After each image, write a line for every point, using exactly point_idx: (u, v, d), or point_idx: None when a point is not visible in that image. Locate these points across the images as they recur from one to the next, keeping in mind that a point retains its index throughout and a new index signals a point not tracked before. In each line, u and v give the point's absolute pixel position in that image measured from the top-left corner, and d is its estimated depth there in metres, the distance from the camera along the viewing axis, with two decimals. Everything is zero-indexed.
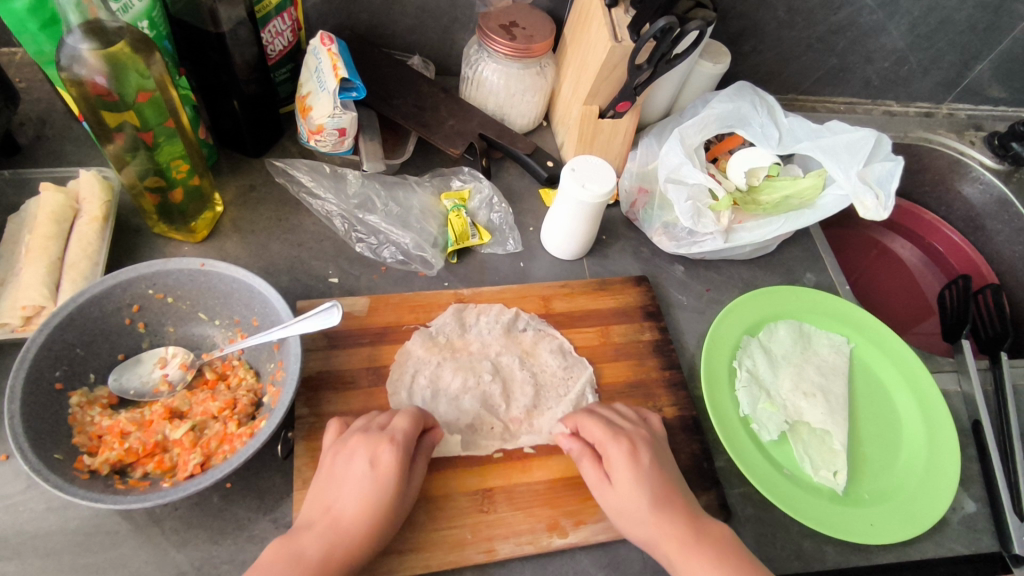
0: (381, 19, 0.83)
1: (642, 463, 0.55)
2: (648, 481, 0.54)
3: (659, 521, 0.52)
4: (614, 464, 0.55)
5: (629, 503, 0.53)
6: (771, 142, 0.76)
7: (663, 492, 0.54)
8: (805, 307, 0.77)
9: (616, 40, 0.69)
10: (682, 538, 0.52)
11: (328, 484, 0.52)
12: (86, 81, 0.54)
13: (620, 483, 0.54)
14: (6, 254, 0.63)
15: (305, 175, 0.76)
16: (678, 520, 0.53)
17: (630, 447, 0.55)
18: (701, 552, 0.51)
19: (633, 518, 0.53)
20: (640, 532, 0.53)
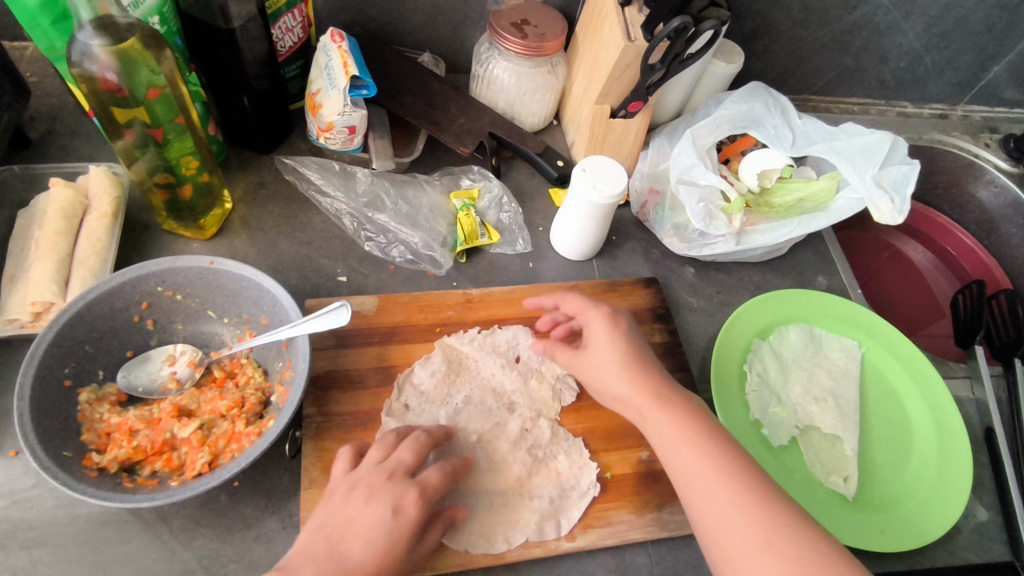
0: (392, 16, 0.83)
1: (620, 326, 0.60)
2: (620, 341, 0.59)
3: (637, 380, 0.57)
4: (591, 328, 0.61)
5: (602, 360, 0.58)
6: (785, 143, 0.75)
7: (635, 354, 0.59)
8: (817, 310, 0.77)
9: (630, 40, 0.68)
10: (658, 398, 0.56)
11: (334, 515, 0.48)
12: (97, 78, 0.53)
13: (598, 344, 0.59)
14: (17, 249, 0.63)
15: (315, 172, 0.76)
16: (654, 379, 0.57)
17: (611, 314, 0.61)
18: (676, 409, 0.55)
19: (613, 371, 0.58)
20: (616, 387, 0.57)
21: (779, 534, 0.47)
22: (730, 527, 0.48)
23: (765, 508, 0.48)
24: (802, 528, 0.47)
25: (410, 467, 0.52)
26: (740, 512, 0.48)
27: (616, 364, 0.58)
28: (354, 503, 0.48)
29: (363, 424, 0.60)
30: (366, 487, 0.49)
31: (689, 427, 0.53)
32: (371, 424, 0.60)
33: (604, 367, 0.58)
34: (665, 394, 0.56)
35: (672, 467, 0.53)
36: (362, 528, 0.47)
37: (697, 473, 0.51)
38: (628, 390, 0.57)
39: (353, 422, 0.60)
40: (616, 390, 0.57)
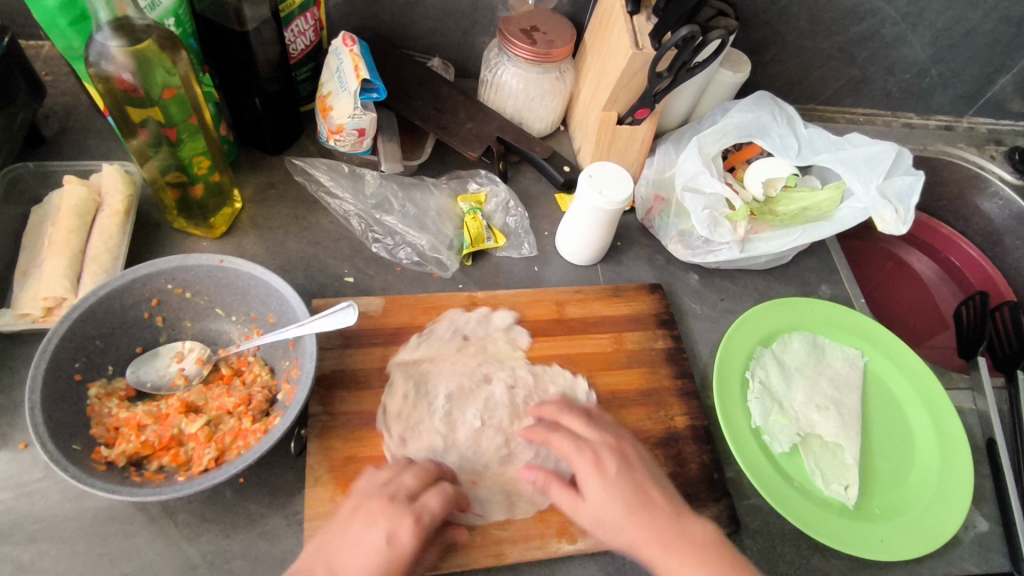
0: (402, 20, 0.84)
1: (609, 475, 0.54)
2: (622, 489, 0.53)
3: (641, 522, 0.52)
4: (585, 480, 0.54)
5: (603, 515, 0.52)
6: (790, 151, 0.76)
7: (637, 495, 0.53)
8: (819, 319, 0.77)
9: (638, 47, 0.69)
10: (665, 540, 0.51)
11: (334, 542, 0.49)
12: (113, 78, 0.54)
13: (592, 489, 0.53)
14: (30, 245, 0.64)
15: (324, 174, 0.77)
16: (646, 501, 0.53)
17: (596, 459, 0.55)
18: (696, 552, 0.50)
19: (625, 532, 0.51)
20: (622, 523, 0.52)
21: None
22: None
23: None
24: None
25: (411, 492, 0.52)
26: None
27: (628, 518, 0.52)
28: (354, 530, 0.49)
29: (368, 423, 0.61)
30: (366, 513, 0.50)
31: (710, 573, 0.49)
32: (376, 423, 0.61)
33: (602, 505, 0.53)
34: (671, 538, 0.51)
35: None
36: (356, 557, 0.47)
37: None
38: (620, 521, 0.52)
39: (359, 421, 0.61)
40: (611, 520, 0.52)
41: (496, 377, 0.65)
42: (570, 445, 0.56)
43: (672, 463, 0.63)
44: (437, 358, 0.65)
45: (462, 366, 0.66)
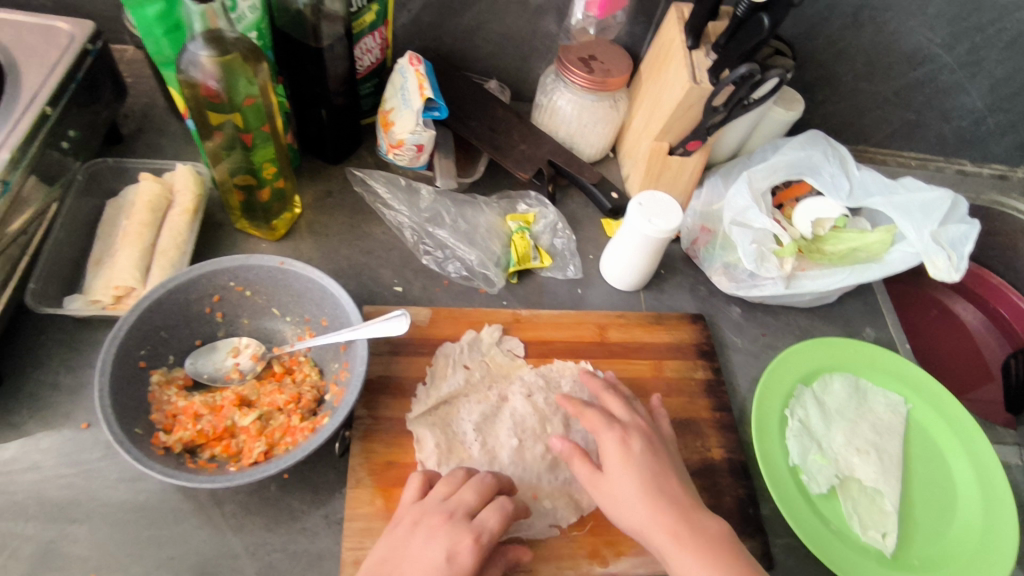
0: (464, 43, 0.87)
1: (633, 452, 0.57)
2: (642, 470, 0.56)
3: (656, 497, 0.54)
4: (606, 455, 0.57)
5: (621, 493, 0.55)
6: (841, 193, 0.76)
7: (654, 479, 0.55)
8: (862, 362, 0.76)
9: (695, 82, 0.70)
10: (675, 531, 0.52)
11: (396, 552, 0.51)
12: (200, 84, 0.58)
13: (618, 470, 0.56)
14: (105, 236, 0.68)
15: (382, 186, 0.80)
16: (658, 481, 0.55)
17: (623, 436, 0.58)
18: (699, 539, 0.52)
19: (641, 511, 0.54)
20: (638, 501, 0.54)
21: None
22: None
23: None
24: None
25: (471, 508, 0.52)
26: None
27: (648, 492, 0.54)
28: (414, 542, 0.50)
29: (409, 430, 0.62)
30: (426, 526, 0.51)
31: (711, 561, 0.51)
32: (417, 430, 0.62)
33: (624, 483, 0.55)
34: (678, 519, 0.53)
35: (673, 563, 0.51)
36: (415, 570, 0.49)
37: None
38: (631, 497, 0.54)
39: (402, 427, 0.62)
40: (627, 492, 0.55)
41: (536, 395, 0.66)
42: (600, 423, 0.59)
43: (706, 494, 0.63)
44: (480, 374, 0.67)
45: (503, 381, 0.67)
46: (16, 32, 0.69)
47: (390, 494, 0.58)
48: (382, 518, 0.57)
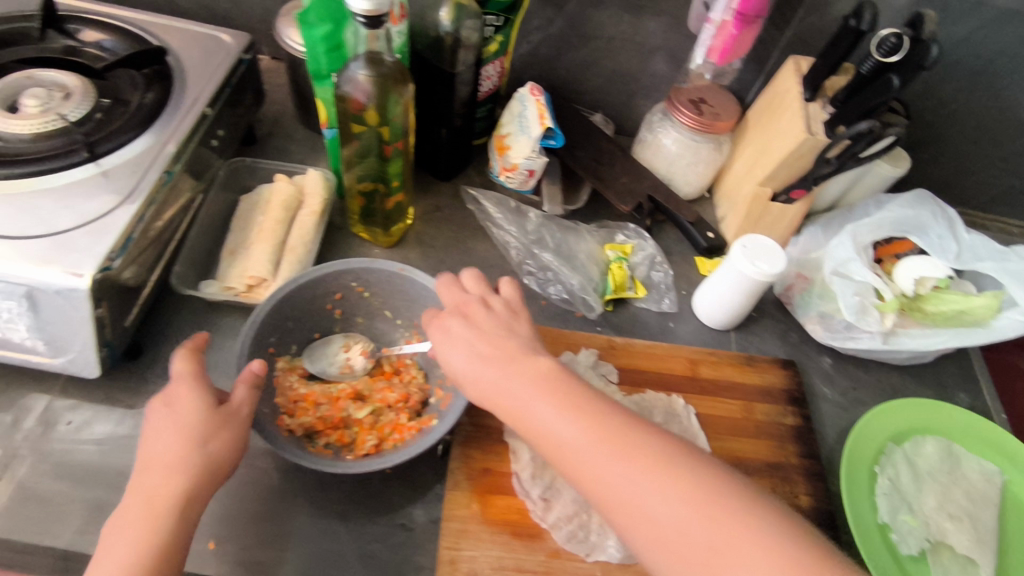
0: (575, 77, 0.91)
1: (474, 321, 0.55)
2: (485, 332, 0.54)
3: (509, 370, 0.50)
4: (450, 329, 0.55)
5: (462, 357, 0.53)
6: (948, 254, 0.76)
7: (495, 339, 0.53)
8: (956, 427, 0.75)
9: (810, 133, 0.72)
10: (545, 385, 0.49)
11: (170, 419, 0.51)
12: (351, 98, 0.63)
13: (458, 340, 0.54)
14: (241, 228, 0.74)
15: (492, 205, 0.83)
16: (511, 355, 0.51)
17: (463, 312, 0.56)
18: (608, 428, 0.46)
19: (517, 391, 0.49)
20: (489, 373, 0.51)
21: (713, 512, 0.41)
22: (664, 504, 0.42)
23: (693, 468, 0.43)
24: (743, 500, 0.42)
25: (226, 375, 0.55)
26: (690, 504, 0.42)
27: (521, 372, 0.50)
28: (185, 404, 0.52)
29: (504, 440, 0.65)
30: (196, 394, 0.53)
31: (617, 429, 0.46)
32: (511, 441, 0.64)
33: (461, 345, 0.53)
34: (593, 407, 0.47)
35: (558, 455, 0.46)
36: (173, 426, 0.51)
37: (624, 483, 0.43)
38: (501, 372, 0.50)
39: (498, 437, 0.65)
40: (465, 367, 0.52)
41: None
42: (482, 316, 0.56)
43: None
44: None
45: None
46: (185, 40, 0.77)
47: (485, 500, 0.61)
48: (476, 522, 0.60)
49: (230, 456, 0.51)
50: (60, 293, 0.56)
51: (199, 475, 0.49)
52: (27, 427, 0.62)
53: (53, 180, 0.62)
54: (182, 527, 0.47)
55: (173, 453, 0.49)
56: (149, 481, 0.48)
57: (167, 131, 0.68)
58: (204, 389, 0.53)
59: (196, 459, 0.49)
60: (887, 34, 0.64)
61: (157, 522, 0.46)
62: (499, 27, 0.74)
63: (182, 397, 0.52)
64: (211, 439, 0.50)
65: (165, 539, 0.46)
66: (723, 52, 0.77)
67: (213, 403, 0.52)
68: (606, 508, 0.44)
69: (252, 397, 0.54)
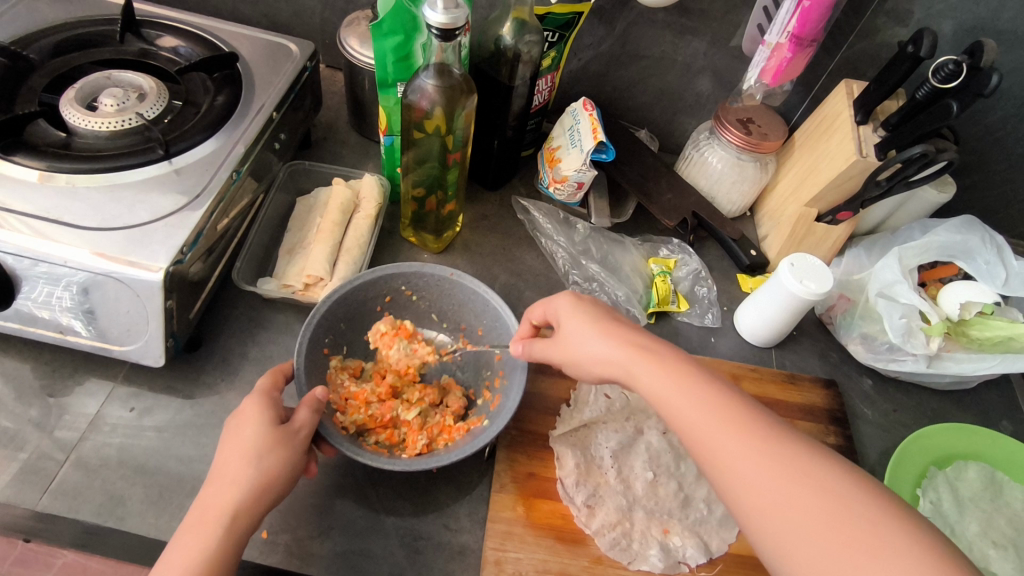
0: (622, 93, 0.93)
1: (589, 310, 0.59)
2: (609, 322, 0.58)
3: (650, 367, 0.53)
4: (569, 314, 0.60)
5: (587, 340, 0.57)
6: (995, 280, 0.76)
7: (621, 329, 0.57)
8: (1000, 454, 0.74)
9: (860, 155, 0.73)
10: (676, 373, 0.52)
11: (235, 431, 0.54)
12: (417, 107, 0.65)
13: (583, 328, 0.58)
14: (298, 230, 0.77)
15: (542, 216, 0.85)
16: (645, 343, 0.55)
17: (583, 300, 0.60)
18: (739, 417, 0.49)
19: (650, 376, 0.53)
20: (619, 356, 0.55)
21: (846, 516, 0.43)
22: (796, 497, 0.44)
23: (823, 467, 0.46)
24: (878, 506, 0.43)
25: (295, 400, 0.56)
26: (824, 501, 0.44)
27: (657, 359, 0.54)
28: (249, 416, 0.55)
29: (548, 446, 0.66)
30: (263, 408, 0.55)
31: (751, 421, 0.49)
32: (555, 446, 0.65)
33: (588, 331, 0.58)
34: (724, 399, 0.50)
35: (693, 435, 0.50)
36: (236, 437, 0.53)
37: (755, 470, 0.46)
38: (637, 365, 0.54)
39: (543, 443, 0.66)
40: (597, 350, 0.56)
41: (655, 427, 0.68)
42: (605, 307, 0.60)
43: None
44: (607, 409, 0.68)
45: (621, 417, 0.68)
46: (252, 47, 0.81)
47: (530, 504, 0.62)
48: (521, 525, 0.60)
49: (283, 475, 0.52)
50: (134, 283, 0.59)
51: (252, 494, 0.50)
52: (91, 412, 0.64)
53: (130, 175, 0.65)
54: (231, 540, 0.49)
55: (230, 469, 0.51)
56: (208, 494, 0.50)
57: (236, 133, 0.71)
58: (268, 409, 0.55)
59: (247, 478, 0.50)
60: (945, 61, 0.65)
61: (205, 536, 0.48)
62: (553, 43, 0.76)
63: (248, 416, 0.54)
64: (265, 460, 0.52)
65: (211, 552, 0.48)
66: (777, 74, 0.79)
67: (275, 423, 0.54)
68: (733, 491, 0.47)
69: (313, 418, 0.55)
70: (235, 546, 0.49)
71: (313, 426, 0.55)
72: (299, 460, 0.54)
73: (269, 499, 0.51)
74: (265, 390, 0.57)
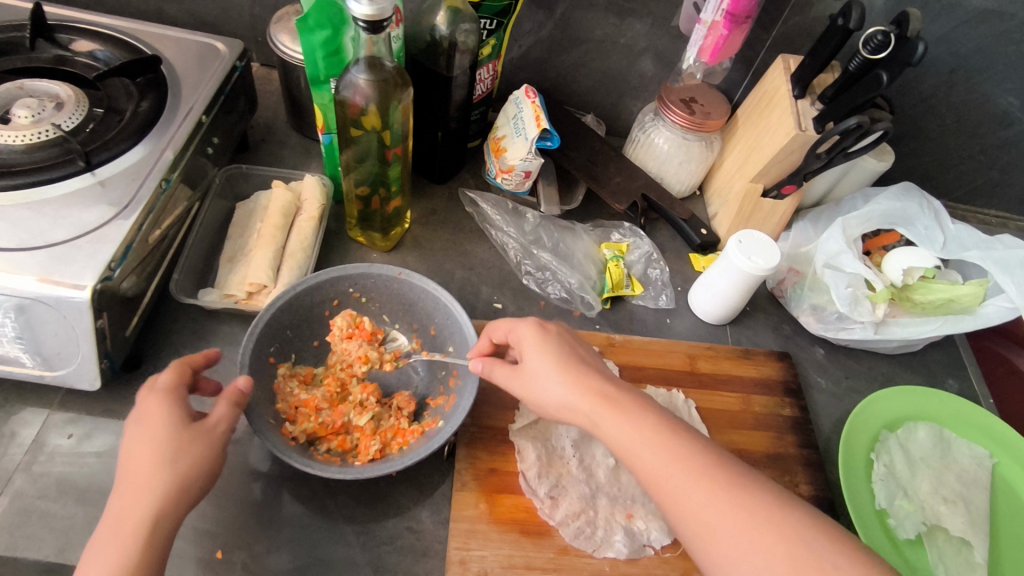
0: (566, 79, 0.92)
1: (547, 340, 0.57)
2: (563, 351, 0.57)
3: (607, 409, 0.52)
4: (524, 346, 0.58)
5: (540, 374, 0.55)
6: (935, 245, 0.79)
7: (578, 362, 0.56)
8: (947, 414, 0.76)
9: (800, 129, 0.74)
10: (636, 414, 0.52)
11: (135, 433, 0.50)
12: (351, 103, 0.64)
13: (537, 360, 0.56)
14: (238, 236, 0.74)
15: (491, 208, 0.84)
16: (605, 388, 0.53)
17: (539, 325, 0.59)
18: (695, 463, 0.49)
19: (606, 422, 0.52)
20: (578, 403, 0.53)
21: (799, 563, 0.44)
22: (749, 548, 0.45)
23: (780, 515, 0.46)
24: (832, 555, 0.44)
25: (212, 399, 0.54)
26: (779, 555, 0.44)
27: (611, 407, 0.52)
28: (149, 416, 0.51)
29: (508, 440, 0.65)
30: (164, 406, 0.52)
31: (707, 466, 0.49)
32: (513, 441, 0.65)
33: (541, 366, 0.56)
34: (685, 442, 0.50)
35: (656, 486, 0.49)
36: (141, 439, 0.49)
37: (717, 520, 0.46)
38: (595, 410, 0.53)
39: (503, 437, 0.65)
40: (555, 392, 0.54)
41: None
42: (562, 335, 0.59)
43: None
44: None
45: None
46: (177, 49, 0.77)
47: (492, 500, 0.61)
48: (484, 522, 0.60)
49: (201, 473, 0.50)
50: (61, 305, 0.56)
51: (171, 495, 0.48)
52: (28, 442, 0.61)
53: (50, 191, 0.62)
54: (150, 551, 0.46)
55: (142, 476, 0.48)
56: (119, 504, 0.47)
57: (164, 140, 0.68)
58: (174, 406, 0.52)
59: (158, 479, 0.48)
60: (874, 32, 0.66)
61: (123, 547, 0.45)
62: (492, 31, 0.75)
63: (151, 417, 0.51)
64: (179, 460, 0.49)
65: (135, 561, 0.45)
66: (715, 52, 0.79)
67: (185, 424, 0.51)
68: (695, 537, 0.47)
69: (231, 414, 0.53)
70: (160, 553, 0.47)
71: (231, 421, 0.53)
72: (219, 454, 0.51)
73: (189, 499, 0.49)
74: (169, 386, 0.53)
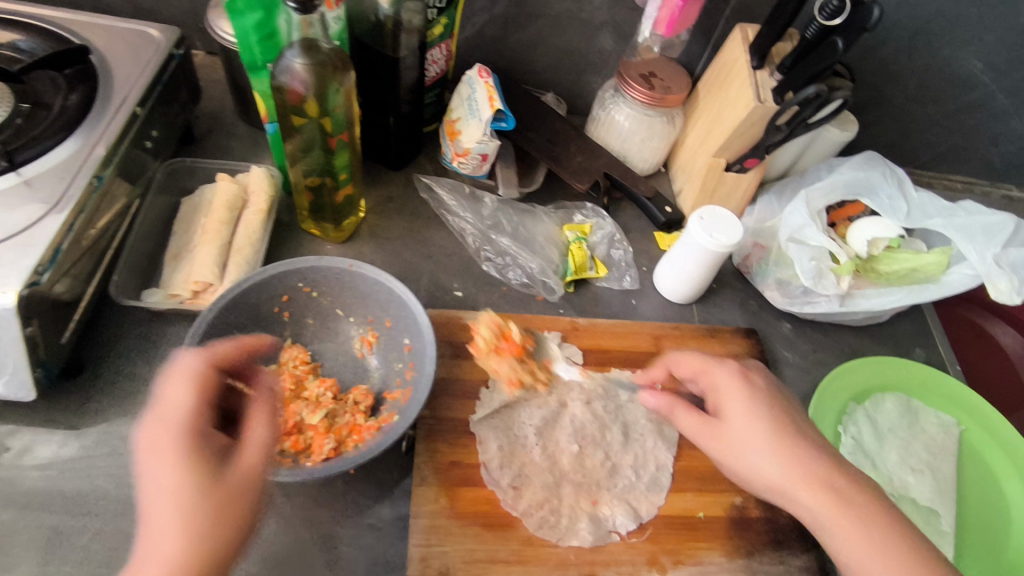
0: (523, 57, 0.89)
1: (758, 402, 0.57)
2: (765, 414, 0.56)
3: (815, 495, 0.52)
4: (729, 402, 0.58)
5: (745, 442, 0.55)
6: (899, 214, 0.77)
7: (785, 435, 0.54)
8: (912, 383, 0.76)
9: (759, 101, 0.72)
10: (832, 495, 0.52)
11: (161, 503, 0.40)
12: (289, 89, 0.60)
13: (743, 425, 0.56)
14: (182, 233, 0.71)
15: (448, 194, 0.82)
16: (828, 471, 0.53)
17: (741, 372, 0.59)
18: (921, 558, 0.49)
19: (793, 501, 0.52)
20: (777, 476, 0.53)
21: None
22: None
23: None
24: None
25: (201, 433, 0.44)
26: None
27: (801, 492, 0.52)
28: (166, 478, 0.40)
29: (469, 431, 0.64)
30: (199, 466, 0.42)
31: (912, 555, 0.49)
32: (475, 432, 0.63)
33: (749, 436, 0.55)
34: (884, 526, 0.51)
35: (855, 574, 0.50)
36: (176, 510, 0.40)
37: None
38: (793, 492, 0.52)
39: (463, 429, 0.64)
40: (761, 467, 0.54)
41: (577, 398, 0.67)
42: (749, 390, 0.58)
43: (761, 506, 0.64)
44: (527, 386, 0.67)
45: (544, 391, 0.67)
46: (108, 37, 0.73)
47: (454, 494, 0.60)
48: (446, 517, 0.58)
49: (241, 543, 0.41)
50: None
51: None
52: None
53: None
54: None
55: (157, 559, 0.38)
56: None
57: (94, 135, 0.64)
58: (195, 450, 0.42)
59: (184, 550, 0.38)
60: None
61: None
62: (443, 8, 0.70)
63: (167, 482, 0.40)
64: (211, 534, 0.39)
65: None
66: (670, 24, 0.77)
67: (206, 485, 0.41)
68: None
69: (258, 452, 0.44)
70: None
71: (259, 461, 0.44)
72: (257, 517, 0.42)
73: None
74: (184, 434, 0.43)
